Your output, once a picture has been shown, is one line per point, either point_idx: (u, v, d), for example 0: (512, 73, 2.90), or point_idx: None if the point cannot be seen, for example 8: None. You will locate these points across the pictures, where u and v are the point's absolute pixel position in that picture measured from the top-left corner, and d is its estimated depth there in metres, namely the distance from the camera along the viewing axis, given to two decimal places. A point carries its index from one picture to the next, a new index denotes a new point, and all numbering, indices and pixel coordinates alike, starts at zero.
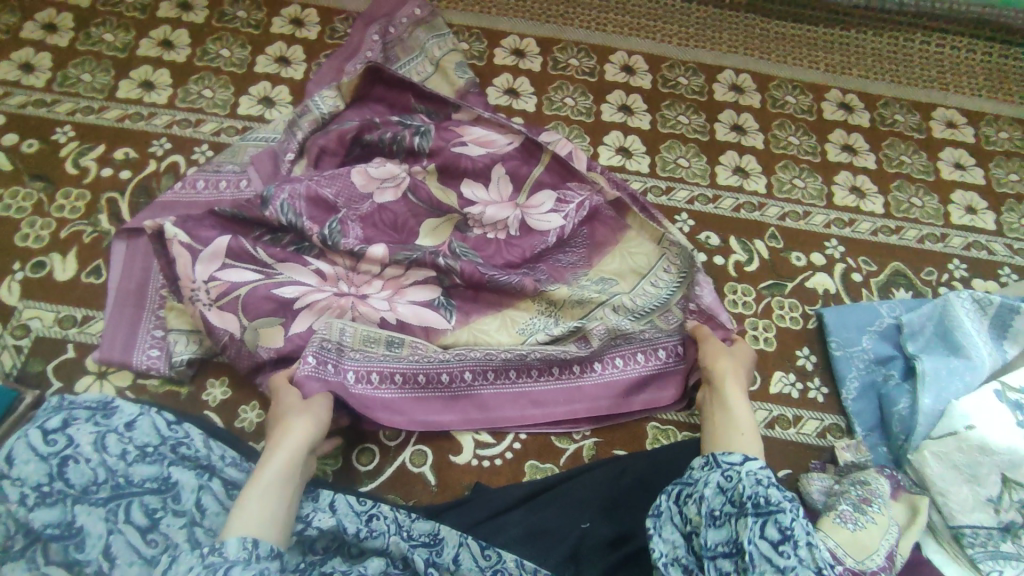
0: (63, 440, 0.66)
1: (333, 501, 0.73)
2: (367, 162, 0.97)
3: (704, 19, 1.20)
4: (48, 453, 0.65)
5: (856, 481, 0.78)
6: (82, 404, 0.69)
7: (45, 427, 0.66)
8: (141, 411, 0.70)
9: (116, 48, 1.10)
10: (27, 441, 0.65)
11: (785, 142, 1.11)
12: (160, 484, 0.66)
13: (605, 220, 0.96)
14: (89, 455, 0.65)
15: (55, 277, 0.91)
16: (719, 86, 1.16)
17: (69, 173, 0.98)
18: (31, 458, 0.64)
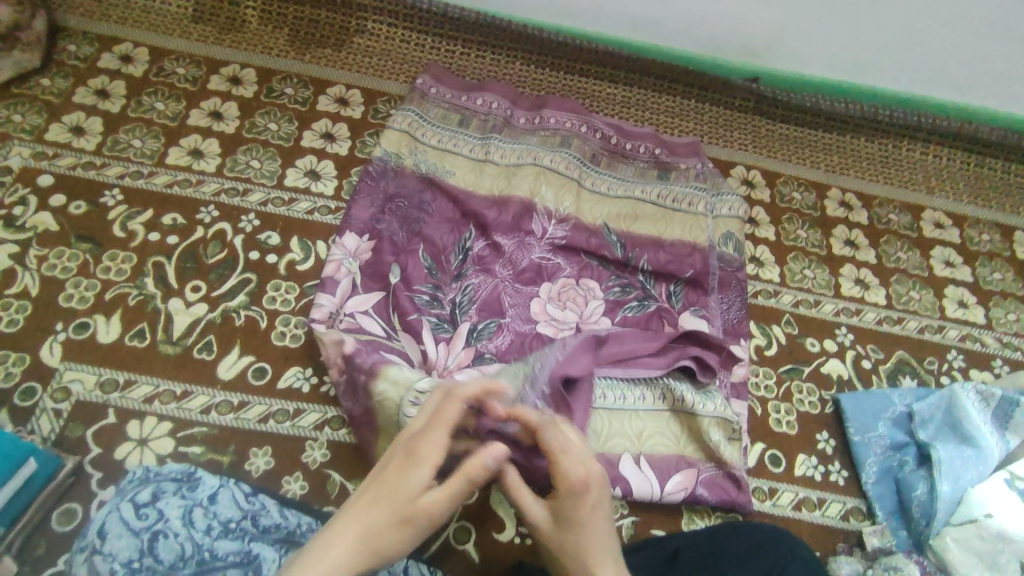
0: (154, 515, 0.59)
1: (405, 567, 0.69)
2: (421, 278, 1.01)
3: (717, 118, 1.32)
4: (140, 527, 0.58)
5: (888, 566, 0.82)
6: (169, 475, 0.63)
7: (137, 499, 0.60)
8: (222, 483, 0.65)
9: (167, 116, 1.14)
10: (120, 514, 0.58)
11: (795, 235, 1.20)
12: (244, 556, 0.59)
13: (641, 321, 1.03)
14: (177, 529, 0.58)
15: (98, 339, 0.91)
16: (733, 180, 1.25)
17: (117, 235, 1.00)
18: (122, 530, 0.57)
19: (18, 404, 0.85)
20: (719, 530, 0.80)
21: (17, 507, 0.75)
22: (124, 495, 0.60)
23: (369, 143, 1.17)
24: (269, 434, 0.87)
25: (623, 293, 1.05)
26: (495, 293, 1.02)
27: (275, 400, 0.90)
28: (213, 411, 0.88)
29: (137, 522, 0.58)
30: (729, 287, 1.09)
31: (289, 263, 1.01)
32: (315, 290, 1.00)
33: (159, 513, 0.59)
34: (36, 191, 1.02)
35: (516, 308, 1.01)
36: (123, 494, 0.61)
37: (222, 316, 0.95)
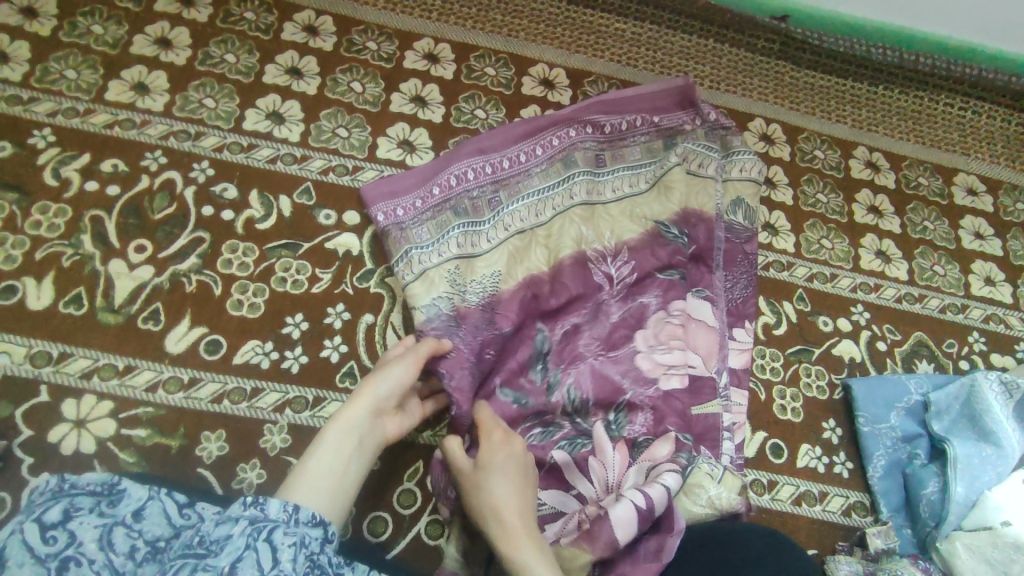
0: (65, 538, 0.49)
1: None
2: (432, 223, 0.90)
3: (736, 62, 1.17)
4: (47, 554, 0.47)
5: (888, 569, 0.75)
6: (86, 488, 0.53)
7: (45, 518, 0.50)
8: (151, 495, 0.55)
9: (107, 43, 0.98)
10: (22, 538, 0.48)
11: (814, 200, 1.08)
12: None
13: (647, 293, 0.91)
14: (94, 554, 0.49)
15: (28, 305, 0.80)
16: (750, 135, 1.12)
17: (49, 184, 0.87)
18: (25, 557, 0.47)
19: None
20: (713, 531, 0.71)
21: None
22: (29, 512, 0.50)
23: (341, 80, 1.02)
24: (223, 416, 0.79)
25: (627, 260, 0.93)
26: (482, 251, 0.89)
27: (231, 377, 0.81)
28: (161, 389, 0.79)
29: (46, 549, 0.48)
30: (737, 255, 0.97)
31: (247, 220, 0.90)
32: (276, 252, 0.89)
33: (72, 533, 0.49)
34: None
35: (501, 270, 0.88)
36: (29, 512, 0.50)
37: (170, 281, 0.84)
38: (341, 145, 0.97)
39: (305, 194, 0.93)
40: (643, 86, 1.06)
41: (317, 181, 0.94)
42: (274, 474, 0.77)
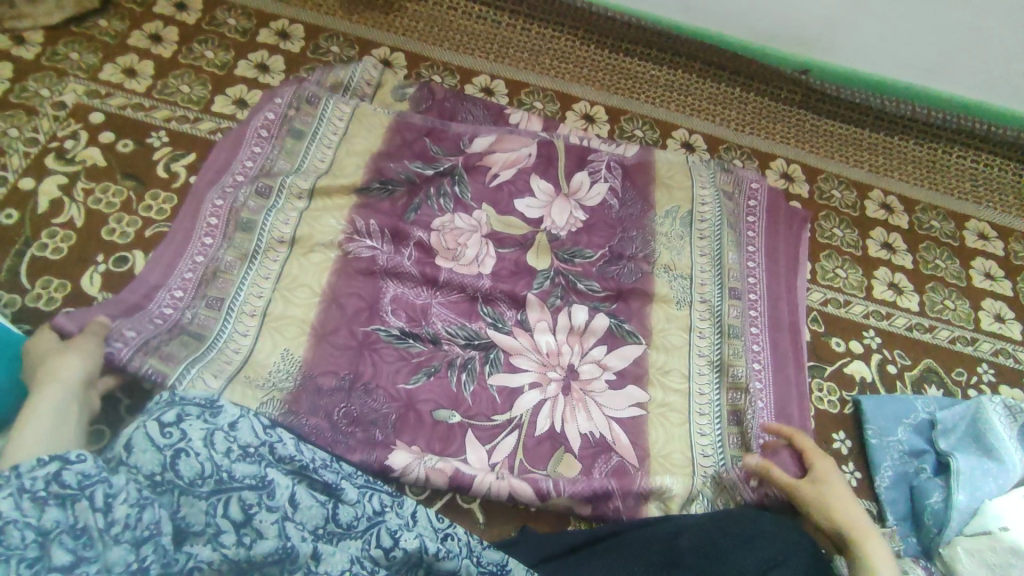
0: (178, 434, 0.58)
1: (415, 512, 0.64)
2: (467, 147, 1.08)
3: (759, 109, 1.29)
4: (164, 444, 0.57)
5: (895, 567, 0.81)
6: (193, 400, 0.62)
7: (163, 419, 0.59)
8: (244, 412, 0.63)
9: (216, 65, 1.16)
10: (145, 431, 0.58)
11: (830, 233, 1.17)
12: (260, 482, 0.58)
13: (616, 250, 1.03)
14: (198, 449, 0.57)
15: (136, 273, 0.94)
16: (771, 173, 1.22)
17: (160, 176, 1.03)
18: (149, 446, 0.57)
19: None
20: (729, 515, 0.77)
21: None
22: (151, 414, 0.60)
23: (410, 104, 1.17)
24: None
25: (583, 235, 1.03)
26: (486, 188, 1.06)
27: None
28: None
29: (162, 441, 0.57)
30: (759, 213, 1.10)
31: None
32: None
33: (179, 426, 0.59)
34: (87, 127, 1.05)
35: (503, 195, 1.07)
36: (152, 413, 0.60)
37: None
38: None
39: None
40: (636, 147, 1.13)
41: None
42: None
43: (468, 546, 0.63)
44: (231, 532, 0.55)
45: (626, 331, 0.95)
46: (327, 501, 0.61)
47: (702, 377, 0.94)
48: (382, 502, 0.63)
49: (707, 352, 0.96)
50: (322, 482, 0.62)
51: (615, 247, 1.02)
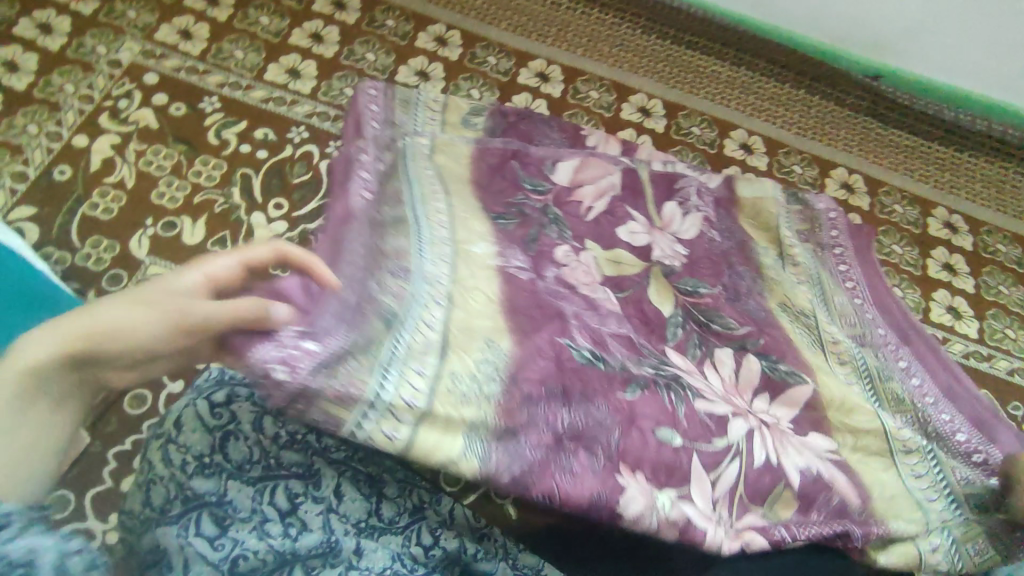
0: (228, 416, 0.58)
1: (453, 511, 0.63)
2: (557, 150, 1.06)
3: (823, 114, 1.23)
4: (214, 426, 0.57)
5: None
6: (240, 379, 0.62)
7: (213, 398, 0.59)
8: None
9: (270, 32, 1.14)
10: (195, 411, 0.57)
11: (888, 250, 1.13)
12: (306, 471, 0.58)
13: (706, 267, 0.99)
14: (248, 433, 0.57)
15: (183, 241, 0.94)
16: (831, 182, 1.17)
17: (211, 142, 1.02)
18: (199, 426, 0.57)
19: (106, 288, 0.89)
20: None
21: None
22: (201, 392, 0.59)
23: (464, 85, 1.14)
24: None
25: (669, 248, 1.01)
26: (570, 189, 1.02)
27: None
28: None
29: (212, 421, 0.57)
30: (846, 246, 1.08)
31: None
32: None
33: (227, 405, 0.58)
34: (142, 87, 1.05)
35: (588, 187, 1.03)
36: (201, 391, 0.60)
37: (299, 237, 0.97)
38: None
39: None
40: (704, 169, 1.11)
41: None
42: None
43: (503, 549, 0.62)
44: (277, 522, 0.55)
45: (783, 373, 0.90)
46: (371, 495, 0.60)
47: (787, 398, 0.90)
48: (421, 497, 0.62)
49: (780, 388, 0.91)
50: (366, 474, 0.60)
51: (730, 284, 0.99)
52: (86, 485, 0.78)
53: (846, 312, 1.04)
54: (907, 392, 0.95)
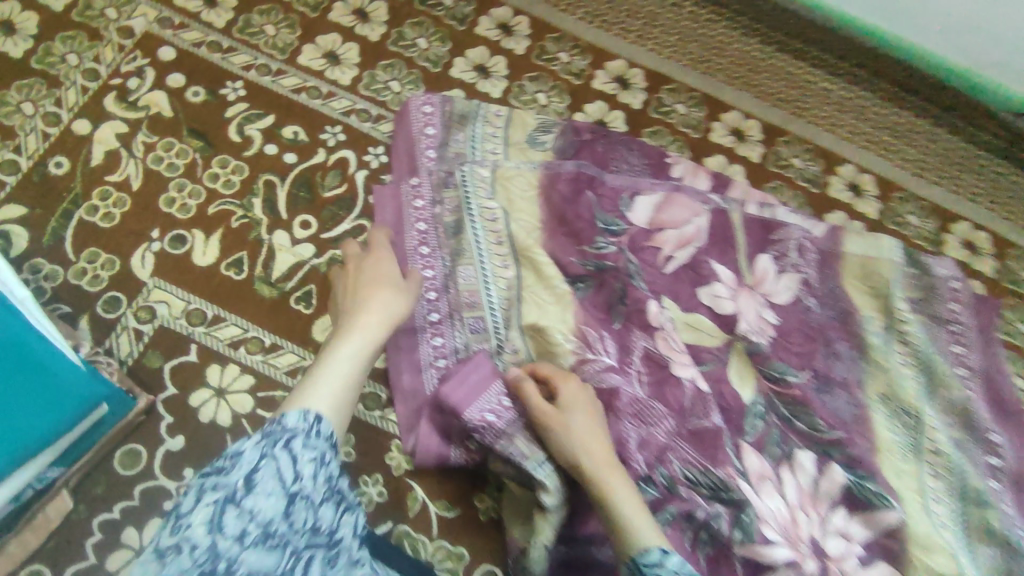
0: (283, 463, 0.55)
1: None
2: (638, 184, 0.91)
3: (948, 152, 1.03)
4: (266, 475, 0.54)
5: None
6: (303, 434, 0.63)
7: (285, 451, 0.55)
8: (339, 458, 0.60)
9: (308, 3, 0.96)
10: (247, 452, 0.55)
11: (1012, 327, 0.95)
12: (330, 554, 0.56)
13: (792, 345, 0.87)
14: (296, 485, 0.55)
15: (193, 260, 0.80)
16: (951, 239, 0.98)
17: (231, 139, 0.87)
18: (275, 488, 0.53)
19: (101, 315, 0.76)
20: None
21: (100, 437, 0.68)
22: (275, 440, 0.55)
23: (530, 88, 0.96)
24: (355, 420, 0.79)
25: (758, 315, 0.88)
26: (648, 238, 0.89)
27: (368, 382, 0.81)
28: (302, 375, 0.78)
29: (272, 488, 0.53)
30: (967, 325, 0.91)
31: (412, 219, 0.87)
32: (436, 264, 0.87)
33: (238, 456, 0.54)
34: (155, 64, 0.89)
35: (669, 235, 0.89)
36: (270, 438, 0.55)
37: (327, 265, 0.83)
38: None
39: None
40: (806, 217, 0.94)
41: None
42: (394, 493, 0.77)
43: None
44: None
45: (871, 493, 0.79)
46: None
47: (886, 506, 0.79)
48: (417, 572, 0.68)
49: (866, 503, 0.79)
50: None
51: (821, 367, 0.87)
52: (68, 554, 0.68)
53: (955, 409, 0.87)
54: (1004, 524, 0.80)
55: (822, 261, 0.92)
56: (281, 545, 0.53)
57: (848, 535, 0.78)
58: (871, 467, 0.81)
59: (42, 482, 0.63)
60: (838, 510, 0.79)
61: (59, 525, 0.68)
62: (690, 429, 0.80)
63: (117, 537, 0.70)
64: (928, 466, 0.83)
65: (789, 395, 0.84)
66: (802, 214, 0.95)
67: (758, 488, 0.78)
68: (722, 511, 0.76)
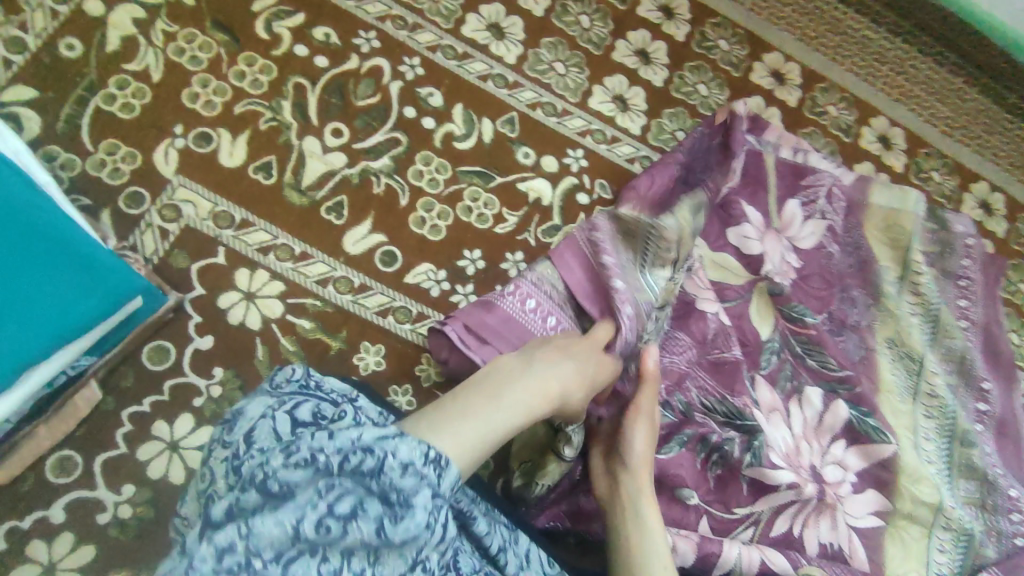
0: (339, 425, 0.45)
1: (528, 551, 0.61)
2: (669, 127, 0.92)
3: (979, 111, 1.03)
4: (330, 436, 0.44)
5: None
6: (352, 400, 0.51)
7: (297, 413, 0.48)
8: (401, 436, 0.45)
9: None
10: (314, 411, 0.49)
11: (1015, 287, 0.99)
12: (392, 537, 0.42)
13: (813, 289, 0.88)
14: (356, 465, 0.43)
15: (219, 159, 0.77)
16: (970, 198, 1.00)
17: (258, 36, 0.81)
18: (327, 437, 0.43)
19: (123, 209, 0.73)
20: None
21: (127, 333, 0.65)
22: (284, 402, 0.49)
23: (573, 10, 0.93)
24: (385, 331, 0.76)
25: (784, 257, 0.88)
26: (682, 173, 0.88)
27: (400, 295, 0.77)
28: (332, 286, 0.76)
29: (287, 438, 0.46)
30: (976, 280, 0.93)
31: (447, 135, 0.84)
32: (467, 177, 0.83)
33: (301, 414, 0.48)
34: None
35: (697, 173, 0.89)
36: (283, 400, 0.49)
37: (360, 176, 0.80)
38: (554, 82, 0.89)
39: (508, 124, 0.86)
40: (835, 164, 0.95)
41: (524, 114, 0.87)
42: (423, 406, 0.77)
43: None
44: None
45: (871, 428, 0.84)
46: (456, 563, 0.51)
47: (889, 444, 0.84)
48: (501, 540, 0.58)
49: (869, 439, 0.84)
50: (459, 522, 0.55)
51: (837, 312, 0.88)
52: (97, 445, 0.68)
53: (953, 356, 0.91)
54: (984, 462, 0.87)
55: (850, 208, 0.92)
56: (331, 497, 0.41)
57: (846, 465, 0.84)
58: (874, 406, 0.85)
59: (76, 369, 0.62)
60: (838, 442, 0.84)
61: (86, 417, 0.67)
62: (711, 361, 0.82)
63: (147, 432, 0.69)
64: (924, 408, 0.88)
65: (807, 335, 0.86)
66: (834, 161, 0.95)
67: (769, 419, 0.82)
68: (735, 437, 0.79)
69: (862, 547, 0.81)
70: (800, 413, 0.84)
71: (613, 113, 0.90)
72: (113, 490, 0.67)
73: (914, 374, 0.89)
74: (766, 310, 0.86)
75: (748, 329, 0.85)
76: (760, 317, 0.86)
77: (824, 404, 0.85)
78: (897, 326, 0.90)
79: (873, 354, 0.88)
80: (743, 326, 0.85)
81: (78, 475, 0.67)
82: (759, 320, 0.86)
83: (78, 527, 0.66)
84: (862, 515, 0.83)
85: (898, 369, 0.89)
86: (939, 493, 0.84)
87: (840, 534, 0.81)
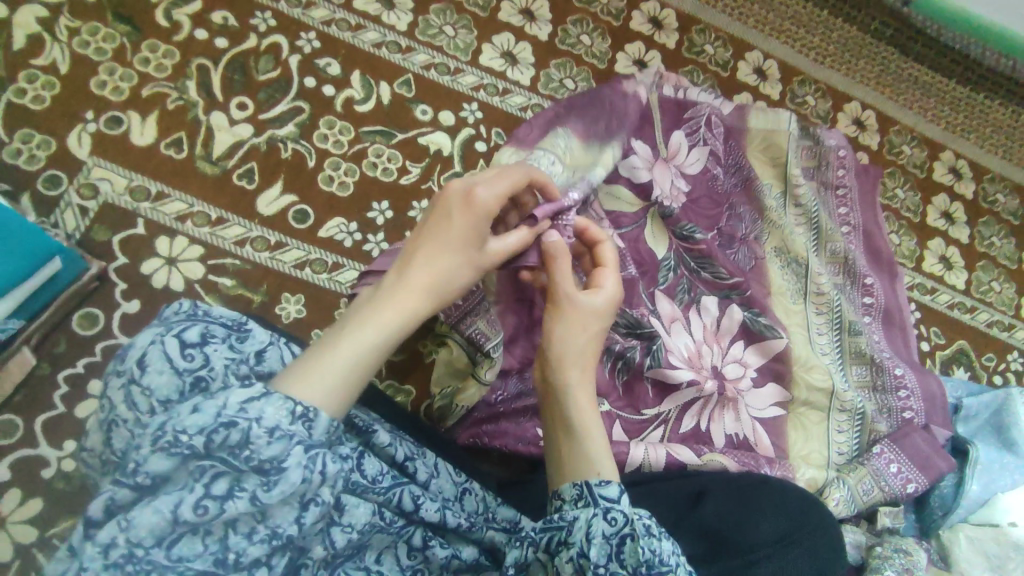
0: (201, 357, 0.50)
1: (437, 463, 0.67)
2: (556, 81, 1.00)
3: (844, 38, 1.13)
4: (186, 366, 0.49)
5: (874, 505, 0.87)
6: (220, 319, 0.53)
7: (184, 337, 0.50)
8: (272, 341, 0.54)
9: None
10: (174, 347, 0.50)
11: (891, 193, 1.09)
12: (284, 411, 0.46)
13: (702, 209, 0.97)
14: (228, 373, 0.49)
15: (131, 139, 0.82)
16: (844, 118, 1.11)
17: (159, 24, 0.87)
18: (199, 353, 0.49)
19: (42, 191, 0.78)
20: (754, 478, 0.76)
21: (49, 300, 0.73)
22: (171, 328, 0.51)
23: None
24: (302, 281, 0.82)
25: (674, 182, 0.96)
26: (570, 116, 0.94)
27: (315, 248, 0.84)
28: (249, 245, 0.82)
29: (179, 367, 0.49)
30: (852, 188, 1.03)
31: (347, 100, 0.90)
32: (370, 136, 0.90)
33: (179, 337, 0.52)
34: None
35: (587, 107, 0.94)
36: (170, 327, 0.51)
37: (267, 144, 0.86)
38: (445, 44, 0.96)
39: (405, 85, 0.93)
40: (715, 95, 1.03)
41: (418, 75, 0.94)
42: None
43: (481, 503, 0.68)
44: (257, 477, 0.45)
45: (763, 325, 0.91)
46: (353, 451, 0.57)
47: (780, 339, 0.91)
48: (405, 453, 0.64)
49: (763, 336, 0.91)
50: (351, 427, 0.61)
51: (726, 227, 0.97)
52: (36, 408, 0.73)
53: (837, 258, 1.00)
54: (872, 347, 0.95)
55: (729, 133, 1.01)
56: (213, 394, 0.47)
57: (745, 363, 0.90)
58: (766, 307, 0.93)
59: (5, 332, 0.68)
60: (737, 343, 0.91)
61: (22, 382, 0.72)
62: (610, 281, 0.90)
63: (82, 391, 0.74)
64: (813, 306, 0.97)
65: (698, 251, 0.93)
66: (713, 93, 1.02)
67: (670, 328, 0.89)
68: (636, 344, 0.86)
69: (766, 434, 0.88)
70: (699, 321, 0.91)
71: (503, 69, 0.98)
72: (56, 448, 0.73)
73: (801, 276, 0.97)
74: (658, 233, 0.94)
75: (643, 250, 0.93)
76: (654, 238, 0.94)
77: (720, 309, 0.92)
78: (779, 235, 0.98)
79: (762, 263, 0.97)
80: (638, 247, 0.93)
81: (19, 437, 0.72)
82: (654, 241, 0.94)
83: (24, 482, 0.71)
84: (766, 407, 0.89)
85: (786, 274, 0.98)
86: (831, 378, 0.92)
87: (745, 421, 0.88)
